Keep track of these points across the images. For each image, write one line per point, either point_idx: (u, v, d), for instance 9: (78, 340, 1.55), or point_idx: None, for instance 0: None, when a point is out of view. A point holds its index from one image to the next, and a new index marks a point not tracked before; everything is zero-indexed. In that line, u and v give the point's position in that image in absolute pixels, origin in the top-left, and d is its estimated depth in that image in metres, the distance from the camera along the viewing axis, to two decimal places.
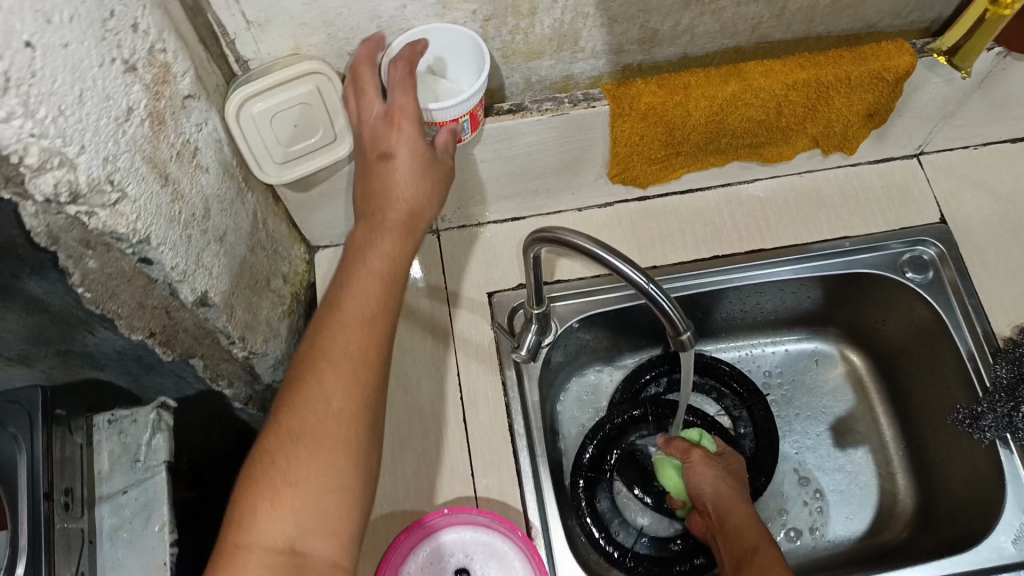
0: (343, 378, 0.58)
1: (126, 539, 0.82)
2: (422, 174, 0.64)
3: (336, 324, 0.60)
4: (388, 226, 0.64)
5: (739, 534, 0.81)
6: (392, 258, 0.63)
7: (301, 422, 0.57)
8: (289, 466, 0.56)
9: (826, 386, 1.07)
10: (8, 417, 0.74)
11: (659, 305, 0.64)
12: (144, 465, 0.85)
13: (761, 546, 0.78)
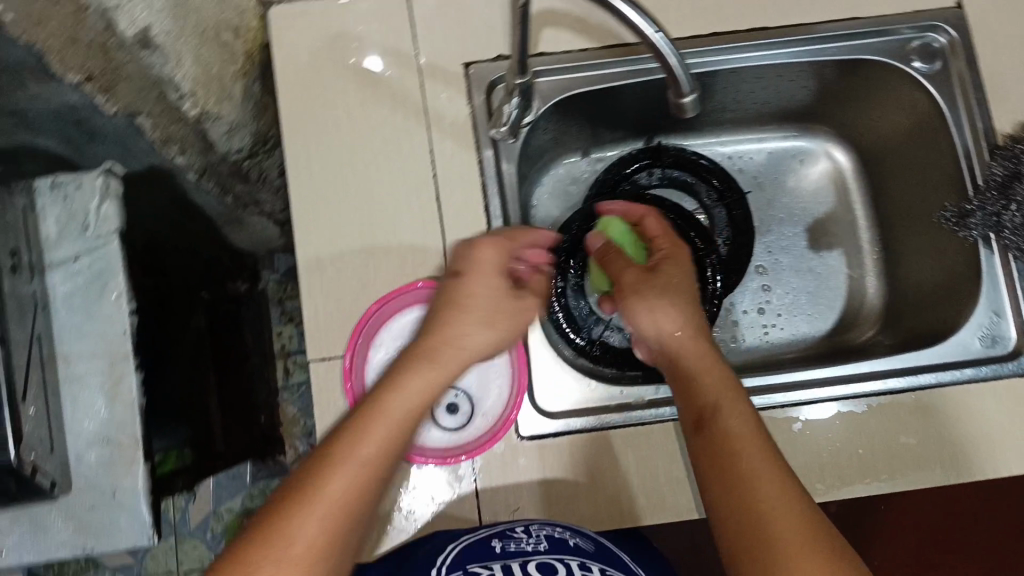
0: (415, 404, 0.65)
1: (82, 306, 0.80)
2: (499, 317, 0.72)
3: (436, 352, 0.68)
4: (438, 364, 0.67)
5: (714, 390, 0.70)
6: (483, 343, 0.71)
7: (372, 437, 0.61)
8: (355, 456, 0.60)
9: (808, 187, 1.03)
10: None
11: (665, 57, 0.58)
12: (95, 234, 0.81)
13: (738, 416, 0.67)
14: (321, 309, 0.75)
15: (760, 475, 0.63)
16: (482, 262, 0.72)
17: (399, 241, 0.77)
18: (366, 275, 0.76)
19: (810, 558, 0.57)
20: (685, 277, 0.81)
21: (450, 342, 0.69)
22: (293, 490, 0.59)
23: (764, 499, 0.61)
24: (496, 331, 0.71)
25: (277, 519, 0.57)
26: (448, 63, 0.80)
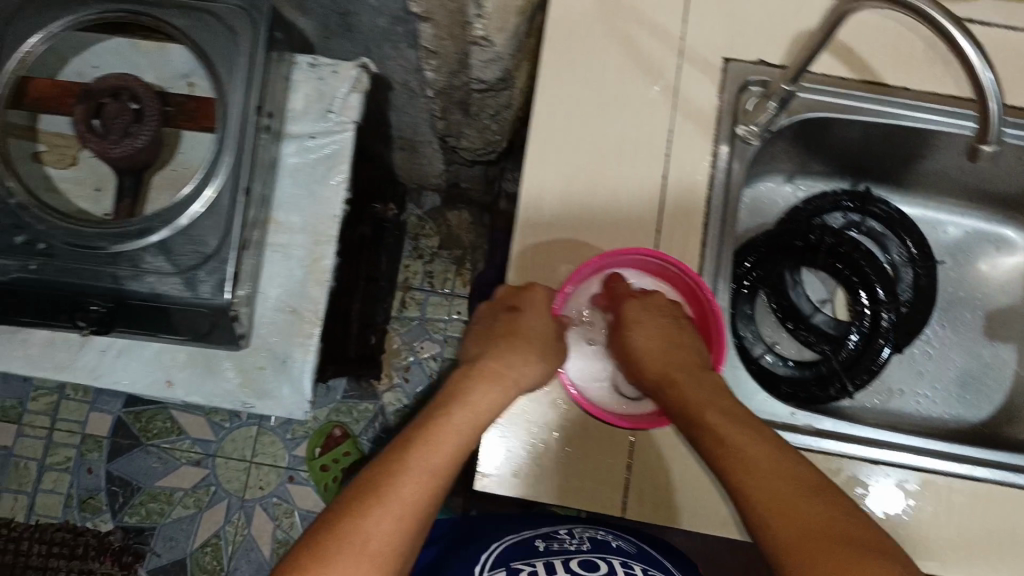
0: (484, 412, 0.69)
1: (306, 180, 0.85)
2: (547, 353, 0.73)
3: (490, 373, 0.72)
4: (492, 377, 0.71)
5: (710, 415, 0.66)
6: (529, 372, 0.72)
7: (445, 433, 0.65)
8: (440, 440, 0.65)
9: (995, 274, 1.01)
10: (233, 23, 0.76)
11: (986, 101, 0.57)
12: (336, 119, 0.86)
13: (744, 442, 0.63)
14: (531, 247, 0.78)
15: (803, 501, 0.58)
16: (534, 307, 0.75)
17: (621, 209, 0.78)
18: (580, 230, 0.78)
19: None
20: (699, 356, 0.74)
21: (505, 371, 0.72)
22: (405, 453, 0.63)
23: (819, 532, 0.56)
24: (547, 365, 0.73)
25: (386, 479, 0.61)
26: (709, 53, 0.81)
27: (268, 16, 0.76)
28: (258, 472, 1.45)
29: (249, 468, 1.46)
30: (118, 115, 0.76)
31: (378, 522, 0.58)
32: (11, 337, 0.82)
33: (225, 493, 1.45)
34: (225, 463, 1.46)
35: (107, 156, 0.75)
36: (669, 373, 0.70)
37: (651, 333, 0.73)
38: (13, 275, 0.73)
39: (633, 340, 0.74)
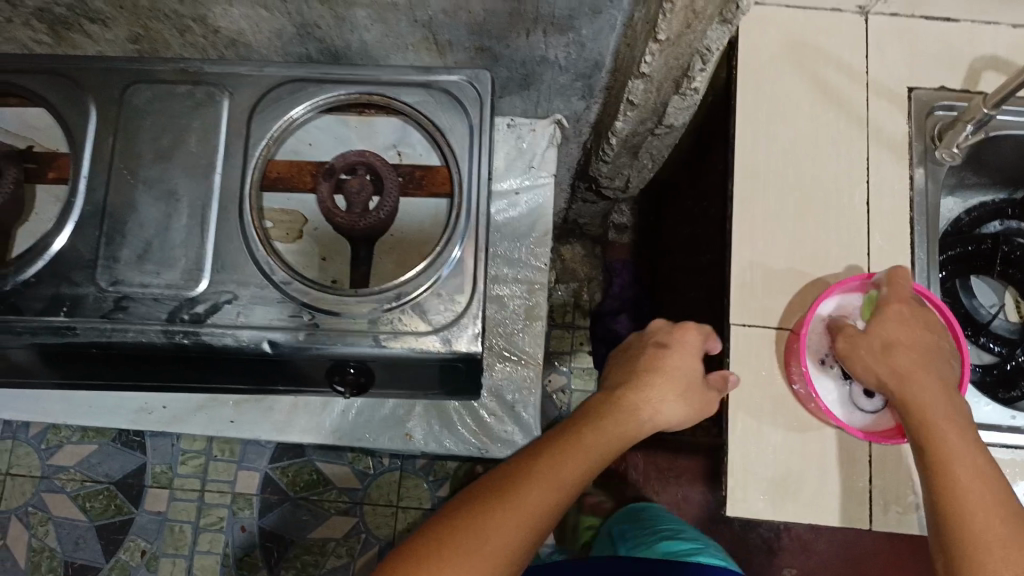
0: (613, 438, 0.76)
1: (513, 234, 0.91)
2: (694, 398, 0.79)
3: (621, 403, 0.79)
4: (632, 412, 0.78)
5: (934, 416, 0.68)
6: (670, 399, 0.79)
7: (580, 455, 0.73)
8: (572, 460, 0.72)
9: None
10: (461, 97, 0.82)
11: None
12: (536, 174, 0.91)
13: (953, 456, 0.66)
14: (750, 278, 0.82)
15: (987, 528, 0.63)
16: (668, 352, 0.83)
17: (831, 236, 0.83)
18: (795, 258, 0.83)
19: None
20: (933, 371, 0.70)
21: (640, 406, 0.78)
22: (535, 465, 0.72)
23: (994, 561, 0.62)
24: (686, 408, 0.79)
25: (518, 485, 0.69)
26: (895, 85, 0.87)
27: (491, 86, 0.82)
28: (406, 515, 1.48)
29: (396, 511, 1.48)
30: (360, 190, 0.82)
31: (508, 519, 0.66)
32: (259, 410, 0.90)
33: (376, 539, 1.46)
34: (372, 510, 1.47)
35: (357, 228, 0.81)
36: (910, 368, 0.70)
37: (905, 340, 0.71)
38: (282, 345, 0.76)
39: (885, 339, 0.72)
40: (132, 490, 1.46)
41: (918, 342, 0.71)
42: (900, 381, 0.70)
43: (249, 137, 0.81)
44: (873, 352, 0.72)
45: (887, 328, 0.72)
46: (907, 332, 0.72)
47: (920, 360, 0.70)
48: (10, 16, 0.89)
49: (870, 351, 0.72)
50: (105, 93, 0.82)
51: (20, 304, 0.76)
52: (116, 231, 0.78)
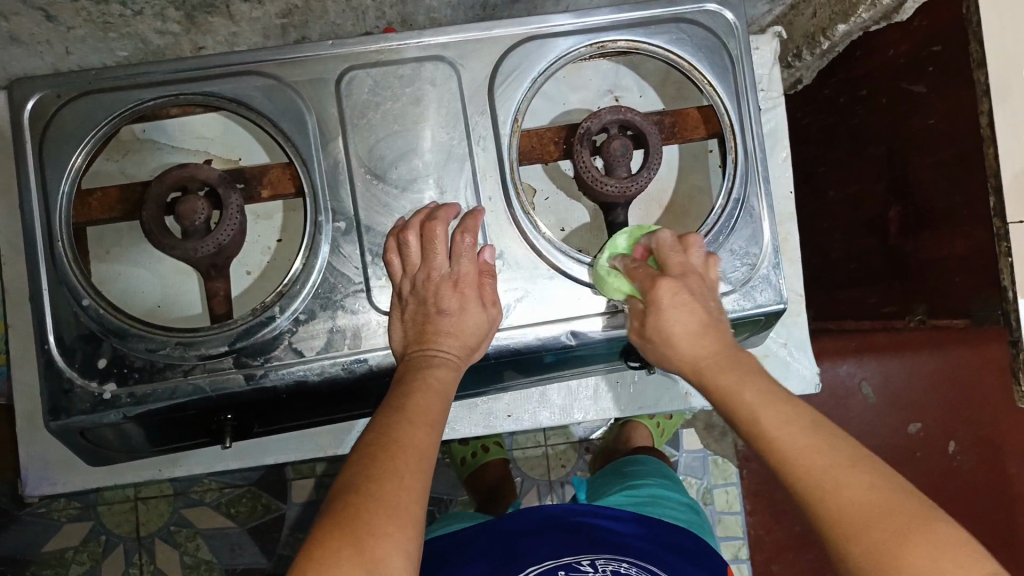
0: (430, 398, 0.58)
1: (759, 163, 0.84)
2: (470, 315, 0.64)
3: (420, 364, 0.62)
4: (435, 363, 0.62)
5: (719, 378, 0.55)
6: (457, 342, 0.64)
7: (405, 431, 0.54)
8: (424, 441, 0.54)
9: None
10: (716, 31, 0.75)
11: None
12: (766, 97, 0.85)
13: (778, 450, 0.51)
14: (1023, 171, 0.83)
15: (856, 496, 0.47)
16: (432, 285, 0.65)
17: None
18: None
19: (949, 558, 0.43)
20: (693, 311, 0.59)
21: (431, 359, 0.62)
22: (371, 442, 0.53)
23: (891, 530, 0.45)
24: (482, 313, 0.65)
25: (390, 463, 0.51)
26: None
27: (744, 11, 0.75)
28: (556, 450, 1.29)
29: (546, 450, 1.29)
30: (624, 151, 0.73)
31: (405, 524, 0.48)
32: (532, 400, 0.82)
33: (531, 481, 1.28)
34: (523, 453, 1.29)
35: (627, 195, 0.73)
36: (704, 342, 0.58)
37: (694, 320, 0.59)
38: (585, 334, 0.69)
39: (665, 331, 0.59)
40: (276, 485, 1.19)
41: (724, 341, 0.58)
42: (717, 390, 0.55)
43: (495, 113, 0.71)
44: (718, 363, 0.56)
45: (672, 316, 0.59)
46: (694, 311, 0.59)
47: (723, 359, 0.57)
48: (146, 8, 0.74)
49: (688, 352, 0.58)
50: (316, 89, 0.69)
51: (300, 346, 0.66)
52: (380, 245, 0.68)
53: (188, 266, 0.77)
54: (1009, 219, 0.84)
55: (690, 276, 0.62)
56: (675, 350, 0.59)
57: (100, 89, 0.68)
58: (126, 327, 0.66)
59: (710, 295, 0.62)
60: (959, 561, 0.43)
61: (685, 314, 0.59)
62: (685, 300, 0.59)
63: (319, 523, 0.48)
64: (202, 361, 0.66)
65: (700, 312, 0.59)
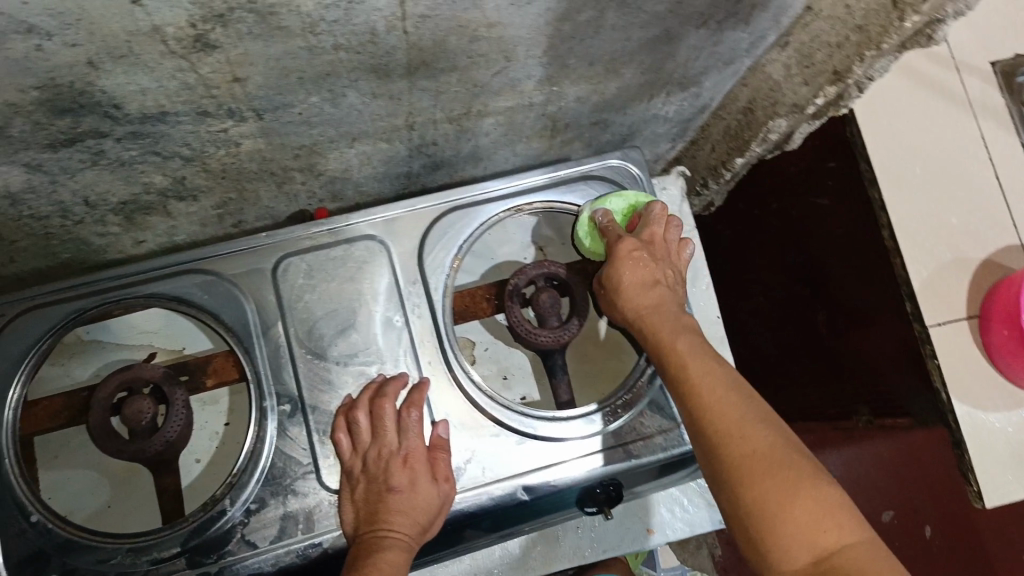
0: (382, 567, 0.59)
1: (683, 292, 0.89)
2: (419, 487, 0.65)
3: (372, 543, 0.62)
4: (387, 542, 0.62)
5: (677, 346, 0.63)
6: (408, 517, 0.64)
7: None
8: None
9: None
10: (621, 182, 0.82)
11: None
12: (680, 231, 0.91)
13: (705, 402, 0.58)
14: (927, 274, 0.90)
15: (756, 446, 0.54)
16: (383, 462, 0.66)
17: (970, 232, 0.92)
18: (958, 250, 0.91)
19: (827, 516, 0.50)
20: (656, 276, 0.70)
21: (383, 539, 0.62)
22: None
23: (781, 483, 0.52)
24: (432, 483, 0.66)
25: None
26: (979, 61, 0.97)
27: (646, 161, 0.82)
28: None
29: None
30: (552, 303, 0.77)
31: None
32: (492, 557, 0.81)
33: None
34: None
35: (562, 342, 0.76)
36: (654, 297, 0.68)
37: (649, 278, 0.69)
38: (536, 486, 0.71)
39: (615, 278, 0.70)
40: None
41: (669, 300, 0.69)
42: (662, 338, 0.65)
43: (425, 281, 0.75)
44: (674, 321, 0.66)
45: (628, 267, 0.69)
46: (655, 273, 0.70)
47: (672, 310, 0.68)
48: (85, 217, 0.78)
49: (650, 313, 0.67)
50: (254, 279, 0.73)
51: (252, 537, 0.66)
52: (326, 423, 0.70)
53: (136, 464, 0.76)
54: (926, 322, 0.89)
55: (665, 247, 0.73)
56: (624, 294, 0.69)
57: (41, 304, 0.71)
58: (76, 538, 0.65)
59: (676, 263, 0.73)
60: (823, 526, 0.49)
61: (642, 266, 0.70)
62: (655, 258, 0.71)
63: None
64: (155, 565, 0.65)
65: (655, 275, 0.70)
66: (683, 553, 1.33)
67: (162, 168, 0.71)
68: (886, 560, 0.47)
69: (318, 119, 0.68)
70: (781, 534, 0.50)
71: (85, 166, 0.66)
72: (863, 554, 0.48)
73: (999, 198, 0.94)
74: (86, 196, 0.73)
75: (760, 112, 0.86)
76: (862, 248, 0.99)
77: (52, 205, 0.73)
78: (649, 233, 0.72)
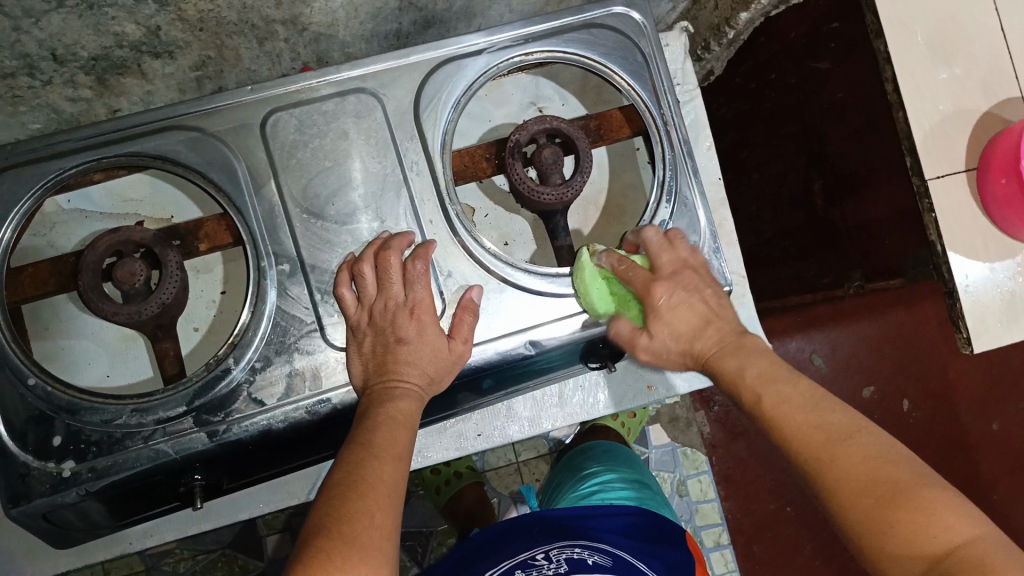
0: (398, 437, 0.58)
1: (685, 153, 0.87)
2: (427, 348, 0.64)
3: (380, 396, 0.62)
4: (397, 394, 0.62)
5: (748, 375, 0.60)
6: (417, 371, 0.63)
7: (367, 467, 0.54)
8: (393, 481, 0.54)
9: None
10: (623, 32, 0.78)
11: None
12: (683, 90, 0.89)
13: (785, 430, 0.56)
14: (930, 129, 0.88)
15: (851, 475, 0.52)
16: (390, 319, 0.64)
17: (975, 85, 0.90)
18: (962, 101, 0.89)
19: (936, 516, 0.48)
20: (693, 313, 0.66)
21: (392, 391, 0.62)
22: (333, 479, 0.54)
23: (881, 498, 0.50)
24: (440, 341, 0.65)
25: (355, 498, 0.51)
26: None
27: (650, 9, 0.78)
28: (530, 465, 1.30)
29: (518, 467, 1.31)
30: (555, 159, 0.74)
31: (361, 557, 0.47)
32: (500, 415, 0.82)
33: (508, 500, 1.29)
34: (496, 473, 1.30)
35: (565, 201, 0.74)
36: (703, 335, 0.65)
37: (690, 317, 0.66)
38: (543, 342, 0.70)
39: (664, 330, 0.66)
40: (249, 543, 1.18)
41: (727, 328, 0.65)
42: (730, 375, 0.62)
43: (424, 137, 0.71)
44: (731, 351, 0.63)
45: (672, 316, 0.66)
46: (692, 309, 0.66)
47: (736, 340, 0.64)
48: (54, 77, 0.72)
49: (706, 346, 0.65)
50: (243, 135, 0.69)
51: (259, 395, 0.65)
52: (327, 281, 0.68)
53: (136, 331, 0.75)
54: (926, 175, 0.88)
55: (693, 262, 0.70)
56: (671, 343, 0.66)
57: (17, 163, 0.66)
58: (78, 401, 0.63)
59: (705, 269, 0.70)
60: (930, 523, 0.48)
61: (685, 308, 0.66)
62: (688, 287, 0.67)
63: (300, 556, 0.48)
64: (161, 426, 0.64)
65: (701, 310, 0.66)
66: (673, 430, 1.36)
67: (134, 14, 0.65)
68: (1007, 551, 0.46)
69: None
70: (897, 552, 0.49)
71: (50, 7, 0.61)
72: (983, 550, 0.46)
73: (1006, 50, 0.91)
74: (53, 48, 0.67)
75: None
76: (865, 108, 0.96)
77: (17, 60, 0.67)
78: (665, 264, 0.69)
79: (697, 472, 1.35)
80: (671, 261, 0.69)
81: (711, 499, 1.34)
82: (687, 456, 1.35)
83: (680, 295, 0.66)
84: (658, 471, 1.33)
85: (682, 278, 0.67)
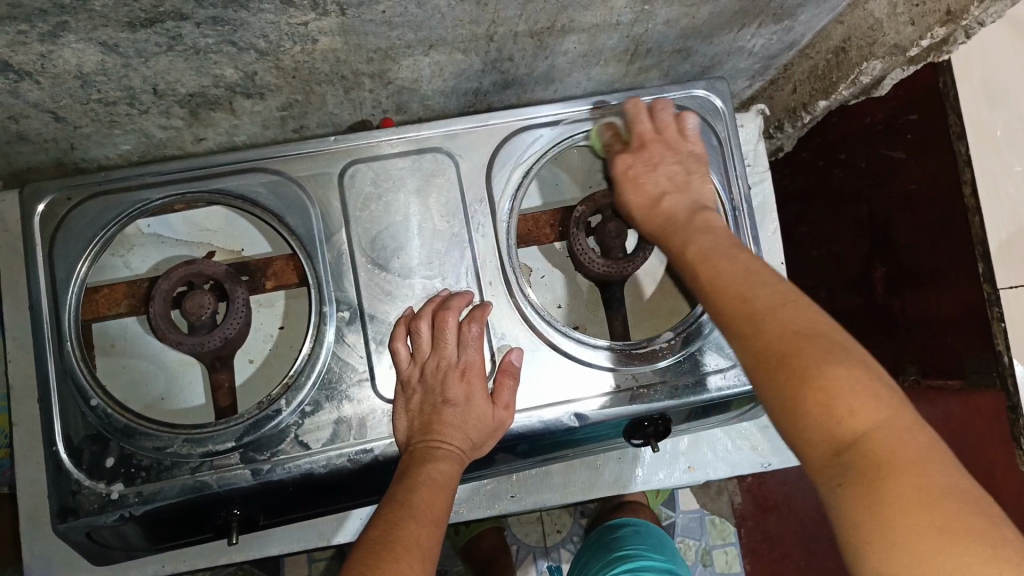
0: (434, 500, 0.58)
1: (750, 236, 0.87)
2: (473, 412, 0.65)
3: (422, 454, 0.62)
4: (439, 454, 0.62)
5: (690, 249, 0.56)
6: (462, 434, 0.64)
7: (402, 528, 0.54)
8: (427, 544, 0.54)
9: None
10: (701, 115, 0.79)
11: None
12: (754, 172, 0.89)
13: (716, 294, 0.50)
14: None
15: (771, 333, 0.45)
16: (438, 378, 0.65)
17: None
18: None
19: (847, 396, 0.41)
20: (670, 167, 0.66)
21: (435, 450, 0.62)
22: (370, 536, 0.54)
23: (795, 366, 0.43)
24: (486, 406, 0.65)
25: (388, 557, 0.51)
26: None
27: (730, 95, 0.79)
28: (552, 514, 1.29)
29: (540, 515, 1.29)
30: (619, 233, 0.75)
31: None
32: (536, 479, 0.82)
33: (527, 548, 1.27)
34: (517, 518, 1.28)
35: (625, 275, 0.74)
36: (657, 203, 0.63)
37: (669, 178, 0.66)
38: (588, 415, 0.70)
39: (628, 192, 0.66)
40: (268, 562, 1.20)
41: (693, 200, 0.63)
42: (676, 251, 0.57)
43: (493, 200, 0.73)
44: (689, 226, 0.59)
45: (656, 173, 0.66)
46: (664, 172, 0.66)
47: (690, 211, 0.61)
48: (151, 107, 0.76)
49: (664, 212, 0.62)
50: (321, 183, 0.71)
51: (305, 438, 0.66)
52: (385, 333, 0.69)
53: (192, 358, 0.76)
54: None
55: (668, 135, 0.70)
56: (629, 206, 0.66)
57: (107, 189, 0.70)
58: (134, 426, 0.65)
59: (682, 146, 0.69)
60: (855, 400, 0.41)
61: (642, 165, 0.67)
62: (669, 148, 0.68)
63: None
64: (207, 458, 0.65)
65: (680, 173, 0.66)
66: (705, 497, 1.34)
67: (235, 60, 0.68)
68: (923, 448, 0.39)
69: (400, 20, 0.65)
70: (810, 416, 0.42)
71: (160, 50, 0.64)
72: (891, 441, 0.39)
73: None
74: (155, 83, 0.71)
75: (854, 53, 0.82)
76: (937, 207, 0.95)
77: (121, 92, 0.71)
78: (639, 131, 0.70)
79: (724, 543, 1.31)
80: (661, 130, 0.70)
81: (735, 573, 1.30)
82: (714, 525, 1.33)
83: (672, 159, 0.67)
84: (682, 538, 1.31)
85: (646, 145, 0.68)
